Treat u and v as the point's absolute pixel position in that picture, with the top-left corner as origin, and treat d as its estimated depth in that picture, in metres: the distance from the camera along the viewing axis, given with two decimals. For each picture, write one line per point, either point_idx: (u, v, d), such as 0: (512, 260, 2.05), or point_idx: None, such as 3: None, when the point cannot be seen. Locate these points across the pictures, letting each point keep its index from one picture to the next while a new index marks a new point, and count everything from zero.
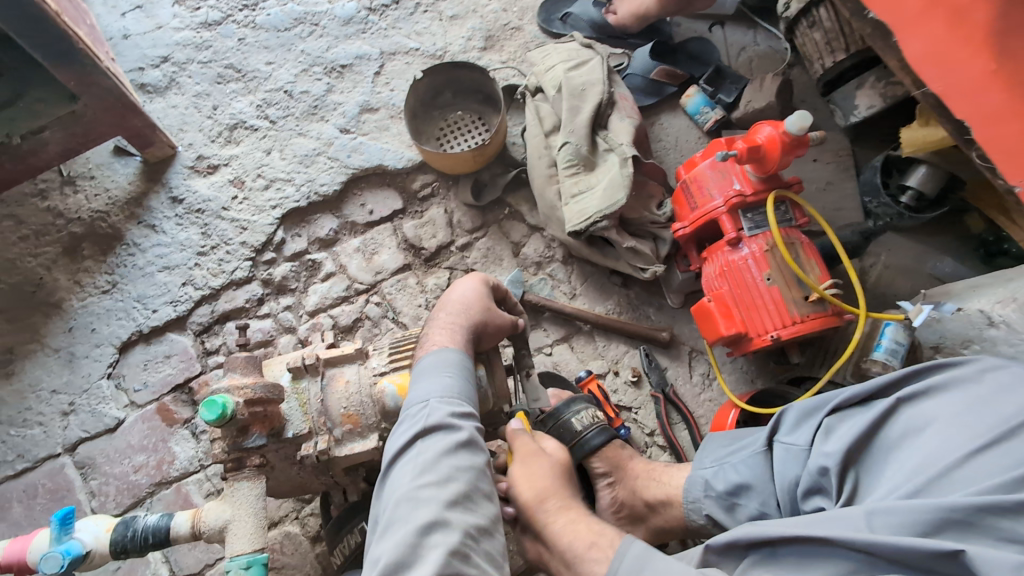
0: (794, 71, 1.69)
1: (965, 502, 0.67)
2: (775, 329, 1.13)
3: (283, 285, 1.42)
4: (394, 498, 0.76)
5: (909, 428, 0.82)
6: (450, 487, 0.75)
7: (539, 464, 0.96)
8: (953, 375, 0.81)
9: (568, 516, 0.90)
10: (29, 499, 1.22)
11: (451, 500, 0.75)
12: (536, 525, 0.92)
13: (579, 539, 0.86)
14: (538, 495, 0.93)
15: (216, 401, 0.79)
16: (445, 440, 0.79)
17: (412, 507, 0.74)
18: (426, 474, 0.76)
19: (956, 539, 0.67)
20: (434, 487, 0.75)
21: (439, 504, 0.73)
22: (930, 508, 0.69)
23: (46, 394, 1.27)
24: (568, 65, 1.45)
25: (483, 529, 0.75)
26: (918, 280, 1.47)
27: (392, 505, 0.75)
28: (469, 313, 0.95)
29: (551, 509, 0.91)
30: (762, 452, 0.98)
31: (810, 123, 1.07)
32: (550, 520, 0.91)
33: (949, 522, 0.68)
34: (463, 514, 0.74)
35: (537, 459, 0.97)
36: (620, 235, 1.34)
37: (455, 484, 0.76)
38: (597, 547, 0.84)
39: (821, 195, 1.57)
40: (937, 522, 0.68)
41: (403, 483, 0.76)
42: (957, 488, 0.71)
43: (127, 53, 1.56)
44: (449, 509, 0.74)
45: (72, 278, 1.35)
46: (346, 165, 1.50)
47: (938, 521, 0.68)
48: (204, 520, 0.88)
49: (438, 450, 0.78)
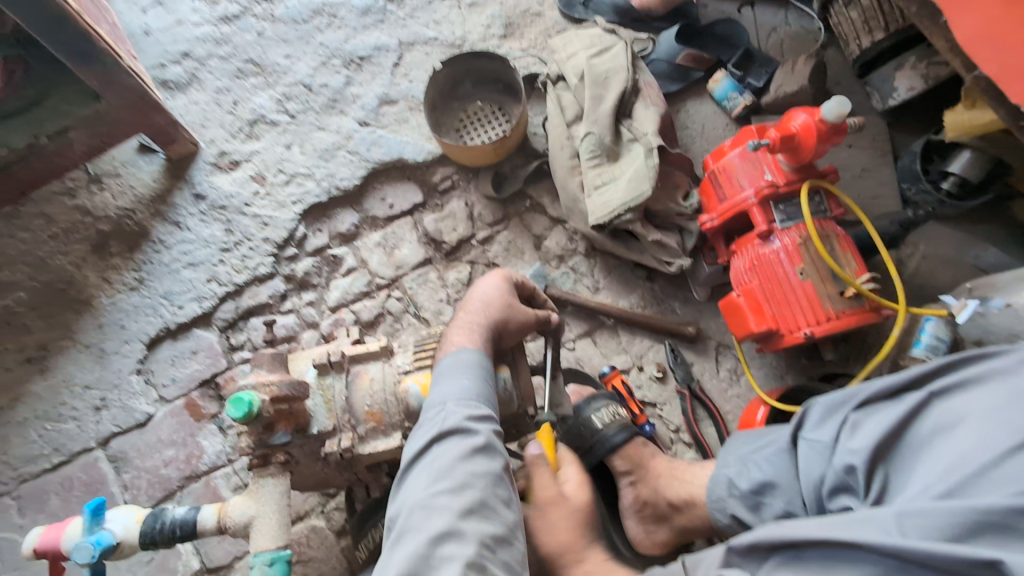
0: (828, 52, 1.61)
1: (1001, 503, 0.63)
2: (808, 325, 1.09)
3: (305, 281, 1.42)
4: (407, 506, 0.75)
5: (942, 424, 0.77)
6: (464, 495, 0.75)
7: (558, 513, 0.96)
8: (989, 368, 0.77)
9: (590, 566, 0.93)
10: (66, 491, 1.25)
11: (464, 509, 0.74)
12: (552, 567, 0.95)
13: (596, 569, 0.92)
14: (558, 547, 0.94)
15: (242, 399, 0.79)
16: (460, 445, 0.78)
17: (424, 515, 0.73)
18: (440, 481, 0.76)
19: (993, 544, 0.63)
20: (449, 494, 0.75)
21: (451, 513, 0.73)
22: (963, 510, 0.65)
23: (78, 390, 1.30)
24: (590, 52, 1.41)
25: (498, 538, 0.73)
26: (959, 271, 1.41)
27: (404, 514, 0.74)
28: (488, 312, 0.93)
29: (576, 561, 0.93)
30: (788, 450, 0.95)
31: (848, 110, 1.02)
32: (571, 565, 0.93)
33: (987, 525, 0.64)
34: (478, 523, 0.73)
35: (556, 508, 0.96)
36: (646, 228, 1.31)
37: (469, 491, 0.75)
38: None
39: (857, 183, 1.50)
40: (973, 525, 0.64)
41: (415, 492, 0.76)
42: (996, 488, 0.66)
43: (149, 50, 1.56)
44: (463, 519, 0.73)
45: (101, 275, 1.37)
46: (366, 158, 1.49)
47: (973, 525, 0.65)
48: (230, 514, 0.87)
49: (453, 456, 0.77)
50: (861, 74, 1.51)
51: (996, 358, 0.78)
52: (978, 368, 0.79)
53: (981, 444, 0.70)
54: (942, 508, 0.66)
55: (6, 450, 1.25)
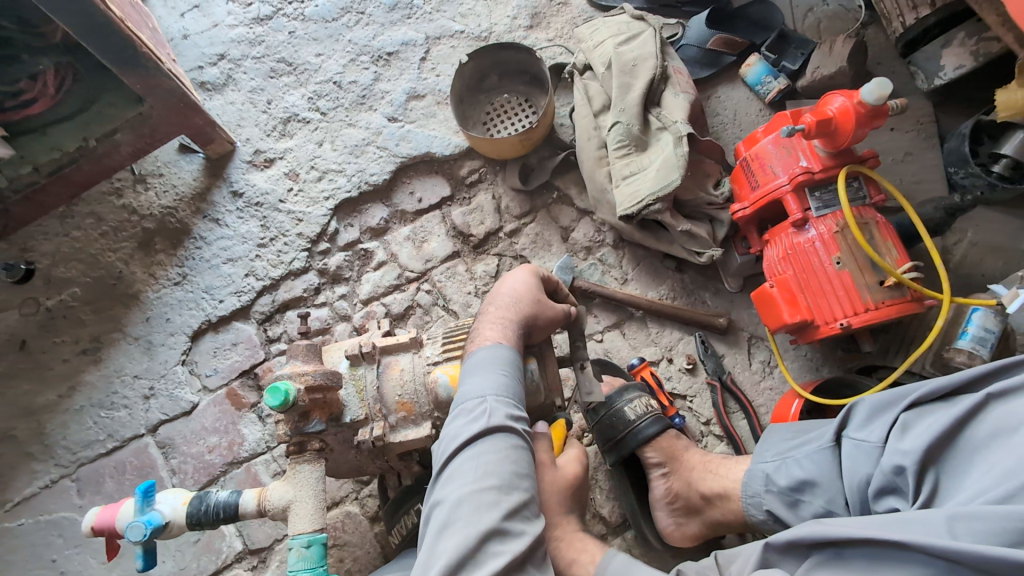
0: (869, 31, 1.55)
1: None
2: (845, 317, 1.06)
3: (338, 275, 1.46)
4: (454, 497, 0.74)
5: (1000, 427, 0.74)
6: (512, 494, 0.75)
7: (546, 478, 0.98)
8: None
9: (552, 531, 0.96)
10: (119, 474, 1.32)
11: (511, 508, 0.74)
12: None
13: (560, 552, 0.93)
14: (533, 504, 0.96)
15: (279, 388, 0.82)
16: (505, 445, 0.78)
17: (473, 510, 0.73)
18: (488, 478, 0.75)
19: None
20: (496, 491, 0.74)
21: (499, 512, 0.72)
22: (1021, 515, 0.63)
23: (129, 379, 1.37)
24: (617, 40, 1.38)
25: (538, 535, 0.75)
26: (1010, 259, 1.34)
27: (450, 506, 0.74)
28: (518, 308, 0.94)
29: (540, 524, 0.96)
30: (830, 447, 0.93)
31: (890, 91, 0.96)
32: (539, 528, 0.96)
33: None
34: (523, 525, 0.74)
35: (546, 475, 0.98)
36: (675, 218, 1.28)
37: (515, 491, 0.75)
38: (578, 566, 0.89)
39: (899, 167, 1.44)
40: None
41: (462, 485, 0.75)
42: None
43: (187, 53, 1.62)
44: (509, 519, 0.73)
45: (147, 270, 1.44)
46: (395, 153, 1.51)
47: None
48: (269, 499, 0.90)
49: (501, 456, 0.77)
50: (904, 53, 1.45)
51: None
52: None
53: None
54: (995, 511, 0.65)
55: (66, 435, 1.34)
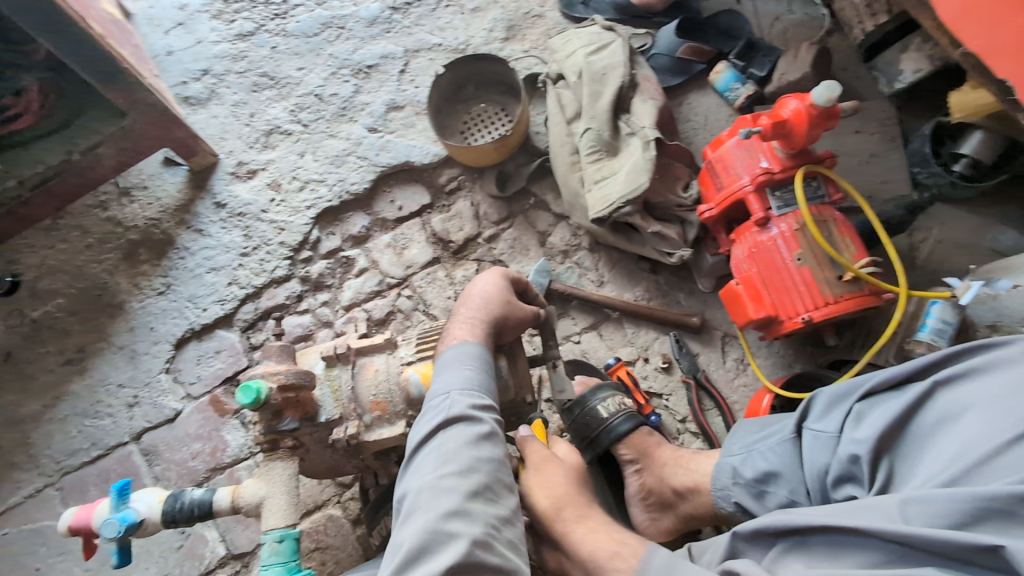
0: (833, 39, 1.60)
1: (1007, 491, 0.63)
2: (806, 311, 1.09)
3: (320, 282, 1.48)
4: (417, 487, 0.77)
5: (947, 414, 0.78)
6: (470, 478, 0.77)
7: (553, 469, 0.96)
8: (997, 357, 0.76)
9: (586, 526, 0.90)
10: (103, 482, 1.34)
11: (471, 491, 0.76)
12: (555, 536, 0.92)
13: (600, 552, 0.85)
14: (553, 502, 0.93)
15: (251, 387, 0.84)
16: (465, 432, 0.81)
17: (433, 495, 0.75)
18: (447, 465, 0.78)
19: (994, 531, 0.63)
20: (455, 476, 0.77)
21: (457, 495, 0.75)
22: (966, 497, 0.66)
23: (113, 388, 1.39)
24: (588, 50, 1.43)
25: (502, 520, 0.76)
26: (975, 255, 1.38)
27: (412, 495, 0.77)
28: (488, 308, 0.97)
29: (569, 518, 0.91)
30: (792, 439, 0.96)
31: (839, 94, 1.01)
32: (569, 531, 0.90)
33: (990, 512, 0.64)
34: (484, 506, 0.76)
35: (552, 467, 0.96)
36: (645, 220, 1.32)
37: (475, 475, 0.78)
38: (620, 556, 0.83)
39: (865, 168, 1.48)
40: (976, 511, 0.65)
41: (423, 474, 0.78)
42: (999, 475, 0.67)
43: (172, 69, 1.66)
44: (469, 500, 0.75)
45: (132, 281, 1.46)
46: (375, 163, 1.55)
47: (974, 510, 0.65)
48: (243, 496, 0.92)
49: (459, 443, 0.80)
50: (866, 59, 1.50)
51: (1002, 348, 0.77)
52: (983, 356, 0.78)
53: (987, 431, 0.71)
54: (945, 494, 0.67)
55: (49, 444, 1.35)
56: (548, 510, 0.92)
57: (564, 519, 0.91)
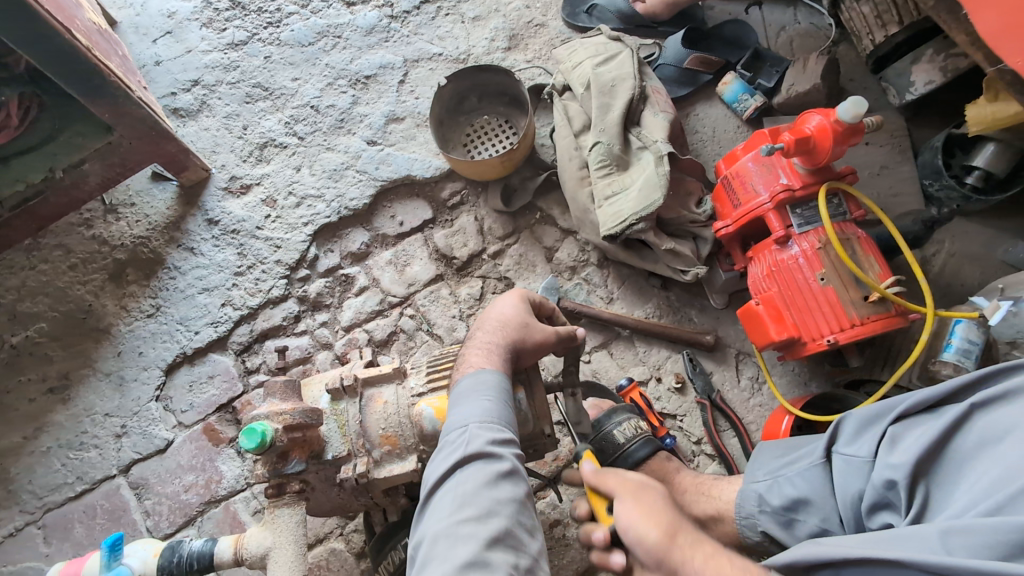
0: (840, 48, 1.58)
1: None
2: (831, 333, 1.06)
3: (319, 301, 1.42)
4: (431, 534, 0.72)
5: (986, 438, 0.71)
6: (490, 524, 0.71)
7: (649, 495, 0.82)
8: None
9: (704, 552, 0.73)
10: (89, 519, 1.26)
11: (490, 539, 0.70)
12: (670, 566, 0.73)
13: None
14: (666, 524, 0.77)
15: (255, 430, 0.78)
16: (484, 471, 0.75)
17: (448, 545, 0.70)
18: (464, 509, 0.72)
19: None
20: (473, 522, 0.71)
21: (476, 543, 0.69)
22: (1013, 526, 0.59)
23: (99, 418, 1.31)
24: (595, 61, 1.39)
25: (524, 570, 0.70)
26: (988, 268, 1.36)
27: (427, 543, 0.71)
28: (504, 331, 0.93)
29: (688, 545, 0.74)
30: (822, 464, 0.90)
31: (865, 110, 0.98)
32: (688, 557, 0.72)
33: None
34: (504, 554, 0.69)
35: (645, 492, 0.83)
36: (658, 237, 1.28)
37: (494, 520, 0.72)
38: None
39: (877, 180, 1.45)
40: (1022, 542, 0.58)
41: (438, 520, 0.73)
42: None
43: (159, 79, 1.59)
44: (489, 549, 0.69)
45: (119, 303, 1.39)
46: (374, 177, 1.49)
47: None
48: (246, 546, 0.87)
49: (477, 483, 0.74)
50: (875, 70, 1.47)
51: None
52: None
53: None
54: (987, 522, 0.60)
55: (31, 479, 1.27)
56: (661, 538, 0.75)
57: (680, 545, 0.74)
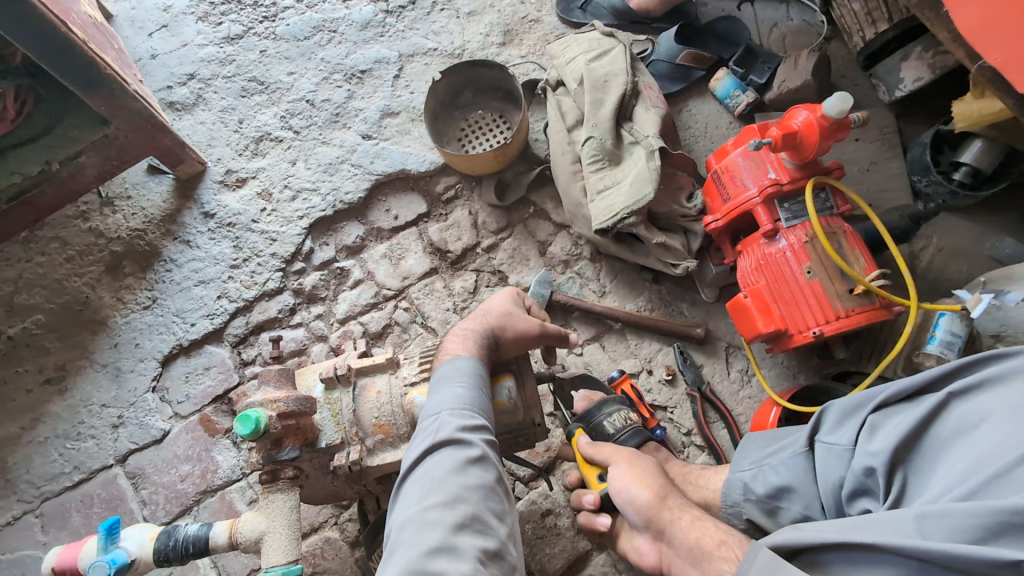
0: (831, 45, 1.59)
1: None
2: (817, 324, 1.08)
3: (314, 294, 1.43)
4: (401, 520, 0.73)
5: (963, 425, 0.72)
6: (458, 509, 0.72)
7: (643, 465, 1.00)
8: (1012, 365, 0.71)
9: (692, 516, 0.90)
10: (87, 508, 1.27)
11: (458, 524, 0.71)
12: (659, 524, 0.92)
13: (706, 538, 0.83)
14: (659, 490, 0.96)
15: (249, 416, 0.80)
16: (455, 457, 0.77)
17: (417, 530, 0.71)
18: (432, 495, 0.74)
19: (1016, 546, 0.57)
20: (441, 508, 0.72)
21: (444, 528, 0.70)
22: (985, 511, 0.60)
23: (96, 408, 1.33)
24: (588, 56, 1.40)
25: (491, 554, 0.71)
26: (975, 263, 1.38)
27: (397, 529, 0.73)
28: (483, 319, 0.97)
29: (675, 506, 0.93)
30: (805, 453, 0.91)
31: (851, 105, 1.00)
32: (675, 518, 0.91)
33: (1009, 527, 0.58)
34: (471, 539, 0.71)
35: (639, 461, 1.01)
36: (649, 231, 1.29)
37: (462, 505, 0.73)
38: (728, 544, 0.80)
39: (866, 176, 1.47)
40: (994, 525, 0.59)
41: (408, 506, 0.74)
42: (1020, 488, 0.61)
43: (155, 73, 1.59)
44: (456, 534, 0.70)
45: (115, 295, 1.40)
46: (370, 171, 1.50)
47: (998, 525, 0.59)
48: (241, 530, 0.89)
49: (447, 469, 0.76)
50: (865, 66, 1.49)
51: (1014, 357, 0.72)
52: (1001, 366, 0.73)
53: (1005, 444, 0.66)
54: (962, 507, 0.61)
55: (29, 468, 1.28)
56: (653, 501, 0.94)
57: (668, 507, 0.93)
